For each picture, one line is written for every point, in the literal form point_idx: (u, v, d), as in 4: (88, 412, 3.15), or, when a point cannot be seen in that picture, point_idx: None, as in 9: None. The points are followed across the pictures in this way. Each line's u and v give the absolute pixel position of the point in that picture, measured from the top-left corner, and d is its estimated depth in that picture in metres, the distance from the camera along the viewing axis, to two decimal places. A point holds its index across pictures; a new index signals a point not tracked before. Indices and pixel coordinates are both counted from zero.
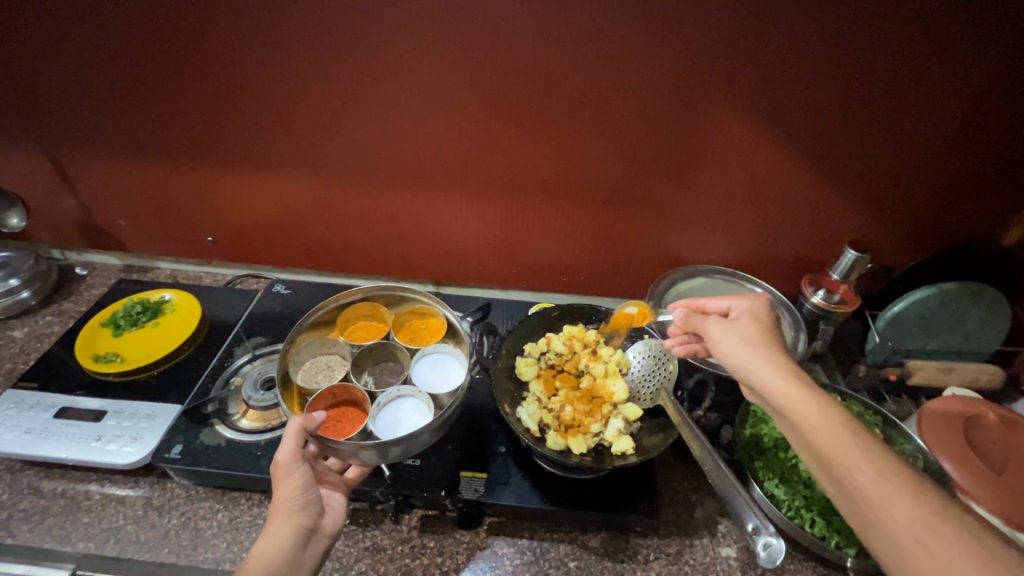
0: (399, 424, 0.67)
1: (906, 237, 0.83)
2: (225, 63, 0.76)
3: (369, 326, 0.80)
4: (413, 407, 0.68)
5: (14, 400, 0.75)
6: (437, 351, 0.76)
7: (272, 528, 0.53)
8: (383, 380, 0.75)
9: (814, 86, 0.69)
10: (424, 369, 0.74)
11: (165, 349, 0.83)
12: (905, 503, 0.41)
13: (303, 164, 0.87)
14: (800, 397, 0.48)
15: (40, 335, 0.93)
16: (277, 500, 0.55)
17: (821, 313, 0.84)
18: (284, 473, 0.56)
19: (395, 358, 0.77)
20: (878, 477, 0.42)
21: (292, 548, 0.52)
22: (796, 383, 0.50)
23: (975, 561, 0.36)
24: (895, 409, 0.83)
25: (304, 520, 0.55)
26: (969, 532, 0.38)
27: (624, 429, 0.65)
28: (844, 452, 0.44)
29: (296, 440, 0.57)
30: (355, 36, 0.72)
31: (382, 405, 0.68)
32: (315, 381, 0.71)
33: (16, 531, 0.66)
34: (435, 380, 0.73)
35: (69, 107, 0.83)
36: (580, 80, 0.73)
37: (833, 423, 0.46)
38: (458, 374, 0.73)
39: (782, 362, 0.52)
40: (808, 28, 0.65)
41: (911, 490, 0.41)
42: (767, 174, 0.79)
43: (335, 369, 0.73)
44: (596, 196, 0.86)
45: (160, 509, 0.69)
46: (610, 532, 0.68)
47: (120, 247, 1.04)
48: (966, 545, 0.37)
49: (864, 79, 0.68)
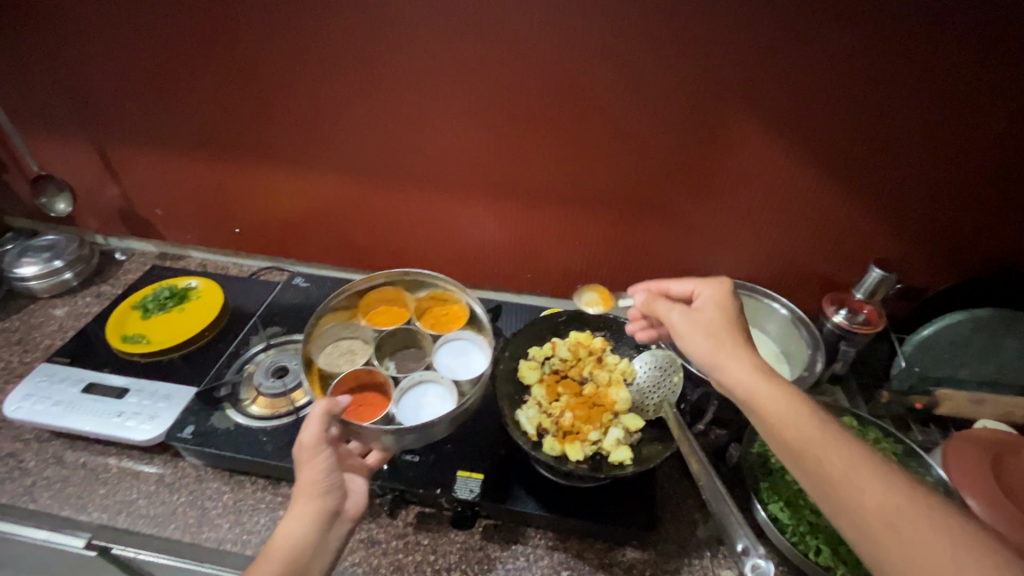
0: (421, 409, 0.67)
1: (939, 258, 0.79)
2: (259, 63, 0.80)
3: (390, 310, 0.81)
4: (435, 393, 0.69)
5: (47, 373, 0.80)
6: (457, 338, 0.77)
7: (297, 509, 0.54)
8: (406, 365, 0.76)
9: (850, 96, 0.66)
10: (446, 354, 0.75)
11: (188, 333, 0.87)
12: (876, 486, 0.42)
13: (327, 161, 0.90)
14: (763, 388, 0.50)
15: (78, 314, 0.98)
16: (301, 482, 0.56)
17: (842, 333, 0.80)
18: (307, 456, 0.56)
19: (417, 342, 0.79)
20: (845, 466, 0.44)
21: (316, 529, 0.53)
22: (759, 374, 0.51)
23: (942, 544, 0.39)
24: (921, 439, 0.77)
25: (328, 502, 0.55)
26: (936, 518, 0.40)
27: (623, 439, 0.63)
28: (810, 441, 0.46)
29: (320, 425, 0.57)
30: (381, 37, 0.73)
31: (404, 389, 0.69)
32: (337, 364, 0.74)
33: (39, 497, 0.70)
34: (456, 367, 0.73)
35: (117, 101, 0.88)
36: (599, 87, 0.73)
37: (797, 413, 0.48)
38: (480, 360, 0.74)
39: (744, 354, 0.53)
40: (841, 35, 0.62)
41: (878, 477, 0.43)
42: (793, 186, 0.77)
43: (357, 354, 0.75)
44: (614, 202, 0.85)
45: (171, 486, 0.72)
46: (607, 543, 0.67)
47: (156, 235, 1.09)
48: (933, 529, 0.39)
49: (905, 89, 0.65)
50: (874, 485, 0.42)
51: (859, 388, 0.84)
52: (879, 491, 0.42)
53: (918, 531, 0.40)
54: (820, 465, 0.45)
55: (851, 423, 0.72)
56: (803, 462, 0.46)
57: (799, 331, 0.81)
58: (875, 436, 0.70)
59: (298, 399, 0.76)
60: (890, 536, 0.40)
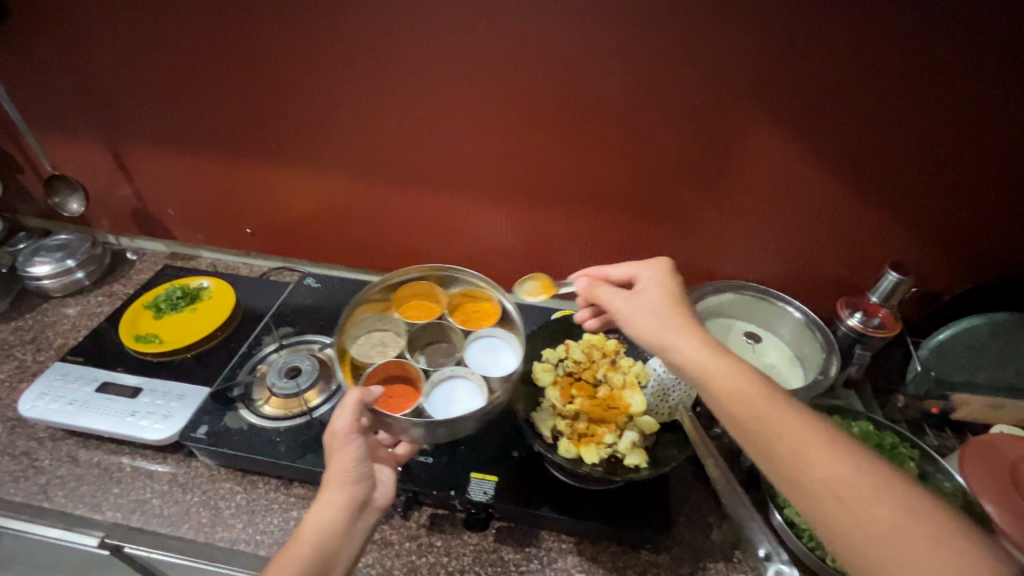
0: (452, 404, 0.67)
1: (956, 262, 0.78)
2: (273, 64, 0.80)
3: (422, 304, 0.81)
4: (465, 389, 0.68)
5: (61, 372, 0.80)
6: (488, 335, 0.76)
7: (327, 497, 0.53)
8: (436, 360, 0.76)
9: (873, 96, 0.66)
10: (477, 351, 0.74)
11: (200, 333, 0.87)
12: (828, 458, 0.43)
13: (339, 161, 0.90)
14: (711, 362, 0.51)
15: (91, 313, 0.99)
16: (331, 470, 0.55)
17: (857, 337, 0.79)
18: (340, 443, 0.56)
19: (448, 338, 0.78)
20: (797, 435, 0.45)
21: (345, 518, 0.53)
22: (704, 348, 0.52)
23: (883, 505, 0.40)
24: (936, 444, 0.77)
25: (357, 492, 0.55)
26: (879, 482, 0.41)
27: (638, 442, 0.63)
28: (761, 413, 0.47)
29: (354, 413, 0.57)
30: (396, 38, 0.73)
31: (433, 383, 0.69)
32: (369, 355, 0.73)
33: (53, 495, 0.70)
34: (484, 364, 0.72)
35: (132, 102, 0.89)
36: (615, 89, 0.73)
37: (747, 386, 0.48)
38: (510, 359, 0.72)
39: (688, 330, 0.55)
40: (863, 36, 0.62)
41: (828, 445, 0.44)
42: (809, 189, 0.76)
43: (389, 346, 0.75)
44: (626, 204, 0.85)
45: (184, 486, 0.72)
46: (621, 547, 0.66)
47: (167, 234, 1.09)
48: (875, 491, 0.41)
49: (930, 89, 0.64)
50: (827, 459, 0.43)
51: (874, 392, 0.84)
52: (832, 465, 0.43)
53: (868, 501, 0.40)
54: (776, 442, 0.45)
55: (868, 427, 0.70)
56: (759, 440, 0.46)
57: (813, 334, 0.81)
58: (892, 441, 0.68)
59: (311, 400, 0.76)
60: (840, 507, 0.41)
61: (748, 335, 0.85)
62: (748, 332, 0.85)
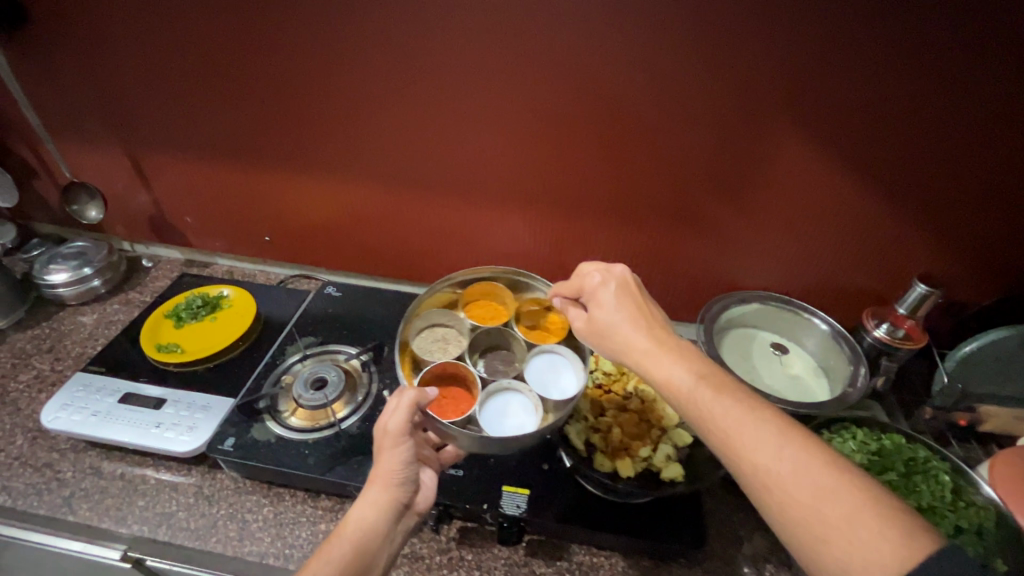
0: (504, 417, 0.65)
1: (982, 274, 0.79)
2: (299, 74, 0.79)
3: (488, 305, 0.79)
4: (520, 404, 0.66)
5: (83, 383, 0.79)
6: (553, 351, 0.71)
7: (371, 495, 0.54)
8: (495, 366, 0.74)
9: (913, 107, 0.66)
10: (538, 366, 0.70)
11: (222, 343, 0.86)
12: (760, 443, 0.42)
13: (362, 171, 0.90)
14: (656, 374, 0.51)
15: (108, 322, 0.98)
16: (379, 468, 0.56)
17: (884, 349, 0.80)
18: (390, 443, 0.56)
19: (509, 345, 0.76)
20: (729, 416, 0.44)
21: (389, 519, 0.54)
22: (646, 359, 0.52)
23: (804, 483, 0.39)
24: (963, 454, 0.78)
25: (401, 495, 0.55)
26: (802, 459, 0.40)
27: (673, 456, 0.64)
28: (699, 403, 0.46)
29: (408, 414, 0.56)
30: (426, 49, 0.73)
31: (489, 393, 0.67)
32: (429, 351, 0.72)
33: (78, 508, 0.69)
34: (544, 381, 0.68)
35: (153, 110, 0.88)
36: (645, 101, 0.73)
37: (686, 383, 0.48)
38: (570, 381, 0.67)
39: (631, 339, 0.54)
40: (902, 49, 0.62)
41: (757, 426, 0.43)
42: (837, 201, 0.76)
43: (450, 344, 0.74)
44: (651, 215, 0.85)
45: (209, 498, 0.71)
46: (653, 560, 0.66)
47: (184, 242, 1.09)
48: (796, 468, 0.40)
49: (969, 101, 0.64)
50: (757, 445, 0.42)
51: (897, 403, 0.84)
52: (761, 450, 0.42)
53: (796, 481, 0.40)
54: (711, 430, 0.45)
55: (898, 440, 0.69)
56: (699, 437, 0.46)
57: (840, 347, 0.81)
58: (923, 455, 0.67)
59: (338, 412, 0.76)
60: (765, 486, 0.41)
61: (774, 345, 0.86)
62: (774, 344, 0.86)
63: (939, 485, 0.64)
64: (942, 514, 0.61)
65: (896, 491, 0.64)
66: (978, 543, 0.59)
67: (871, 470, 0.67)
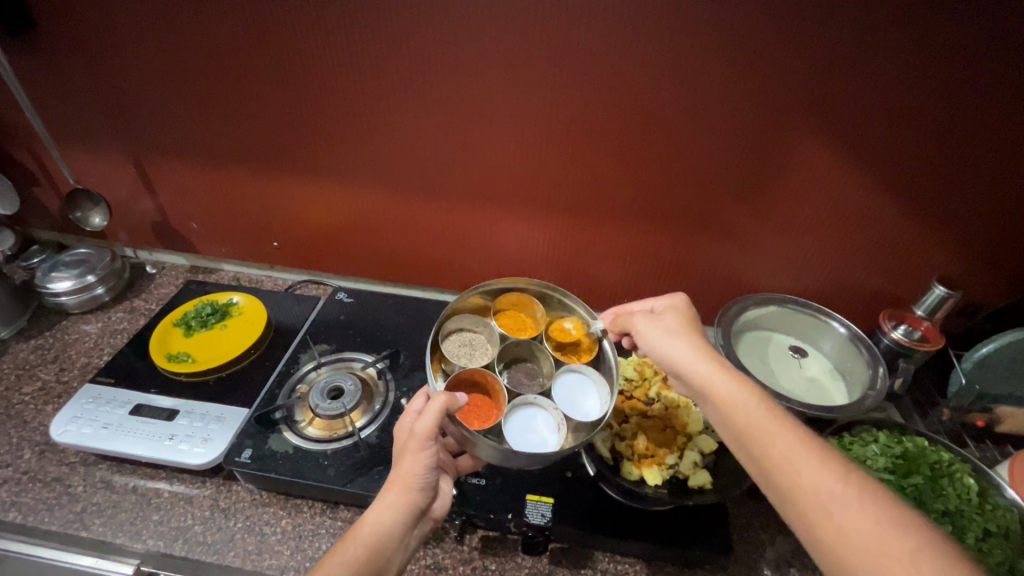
0: (528, 433, 0.64)
1: (998, 276, 0.79)
2: (310, 77, 0.77)
3: (518, 317, 0.79)
4: (544, 421, 0.65)
5: (92, 395, 0.78)
6: (580, 371, 0.71)
7: (389, 497, 0.53)
8: (518, 379, 0.73)
9: (947, 107, 0.65)
10: (565, 384, 0.69)
11: (234, 351, 0.85)
12: (814, 470, 0.43)
13: (373, 176, 0.88)
14: (717, 378, 0.53)
15: (113, 331, 0.96)
16: (399, 470, 0.54)
17: (900, 350, 0.82)
18: (415, 446, 0.55)
19: (535, 359, 0.76)
20: (788, 441, 0.46)
21: (405, 524, 0.53)
22: (713, 364, 0.54)
23: (867, 516, 0.40)
24: (979, 455, 0.79)
25: (420, 500, 0.54)
26: (863, 492, 0.42)
27: (699, 463, 0.65)
28: (755, 422, 0.48)
29: (436, 419, 0.56)
30: (441, 53, 0.72)
31: (515, 406, 0.66)
32: (457, 356, 0.72)
33: (90, 524, 0.68)
34: (570, 400, 0.68)
35: (158, 114, 0.86)
36: (664, 105, 0.72)
37: (747, 402, 0.50)
38: (594, 405, 0.67)
39: (700, 347, 0.57)
40: (935, 49, 0.61)
41: (818, 457, 0.44)
42: (855, 204, 0.76)
43: (477, 352, 0.73)
44: (667, 219, 0.84)
45: (226, 511, 0.70)
46: (677, 566, 0.66)
47: (189, 248, 1.07)
48: (856, 501, 0.41)
49: (1003, 102, 0.63)
50: (811, 472, 0.43)
51: (912, 404, 0.87)
52: (827, 478, 0.43)
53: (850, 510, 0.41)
54: (766, 449, 0.46)
55: (921, 443, 0.69)
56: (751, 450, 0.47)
57: (857, 350, 0.81)
58: (947, 458, 0.67)
59: (356, 421, 0.75)
60: (821, 513, 0.41)
61: (791, 348, 0.87)
62: (791, 347, 0.87)
63: (965, 488, 0.64)
64: (968, 517, 0.62)
65: (922, 494, 0.64)
66: (1005, 545, 0.60)
67: (895, 473, 0.67)
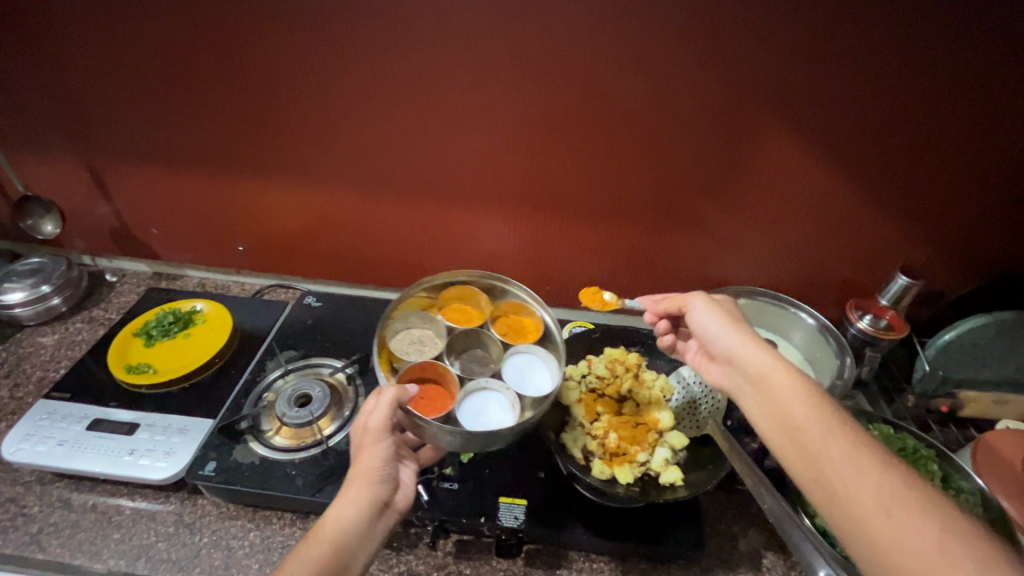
0: (483, 416, 0.65)
1: (955, 264, 0.81)
2: (266, 76, 0.75)
3: (462, 308, 0.77)
4: (497, 402, 0.66)
5: (47, 411, 0.75)
6: (526, 352, 0.72)
7: (350, 494, 0.52)
8: (470, 367, 0.73)
9: (911, 97, 0.65)
10: (515, 366, 0.71)
11: (197, 361, 0.82)
12: (871, 476, 0.44)
13: (338, 176, 0.86)
14: (776, 370, 0.53)
15: (70, 342, 0.92)
16: (357, 466, 0.53)
17: (868, 339, 0.83)
18: (370, 441, 0.54)
19: (484, 346, 0.76)
20: (846, 443, 0.46)
21: (367, 518, 0.51)
22: (774, 358, 0.55)
23: (926, 520, 0.40)
24: (943, 438, 0.81)
25: (381, 493, 0.53)
26: (915, 496, 0.42)
27: (671, 459, 0.65)
28: (812, 419, 0.49)
29: (389, 411, 0.55)
30: (400, 52, 0.70)
31: (468, 391, 0.67)
32: (408, 353, 0.70)
33: (47, 545, 0.65)
34: (519, 379, 0.69)
35: (110, 118, 0.83)
36: (627, 101, 0.71)
37: (805, 396, 0.50)
38: (545, 381, 0.69)
39: (760, 340, 0.57)
40: (891, 42, 0.62)
41: (876, 463, 0.45)
42: (818, 195, 0.77)
43: (427, 345, 0.72)
44: (636, 215, 0.84)
45: (191, 526, 0.68)
46: (651, 563, 0.66)
47: (150, 254, 1.04)
48: (910, 500, 0.42)
49: (949, 95, 0.64)
50: (874, 473, 0.44)
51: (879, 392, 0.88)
52: (881, 481, 0.43)
53: (909, 519, 0.40)
54: (826, 447, 0.46)
55: (887, 430, 0.71)
56: (809, 445, 0.47)
57: (825, 340, 0.82)
58: (912, 445, 0.68)
59: (324, 429, 0.73)
60: (884, 519, 0.41)
61: None
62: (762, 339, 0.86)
63: (929, 474, 0.65)
64: None
65: None
66: None
67: None
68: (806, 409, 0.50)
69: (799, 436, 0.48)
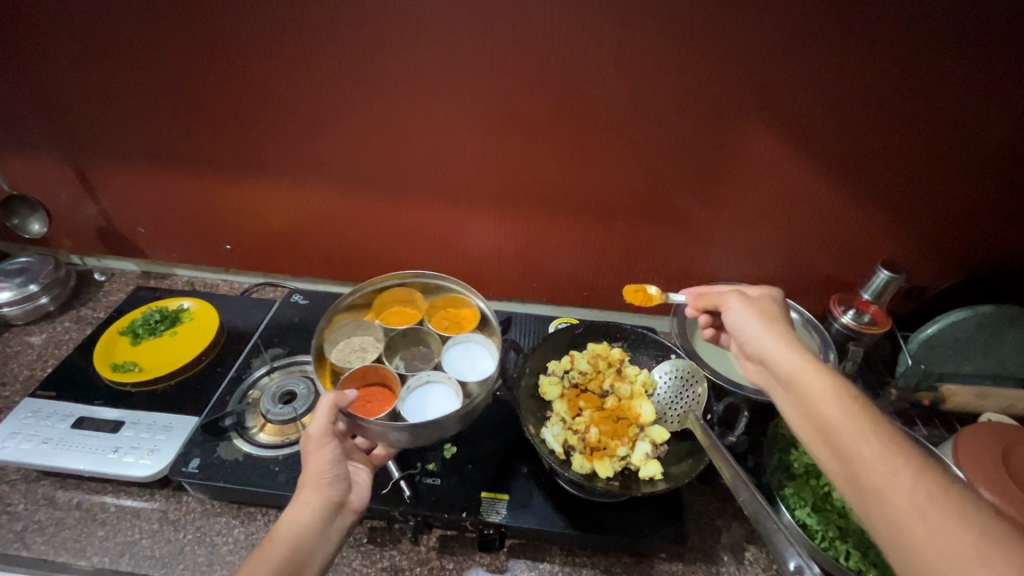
0: (426, 408, 0.66)
1: (937, 258, 0.81)
2: (247, 74, 0.75)
3: (400, 312, 0.79)
4: (440, 394, 0.68)
5: (31, 409, 0.75)
6: (463, 343, 0.75)
7: (304, 498, 0.52)
8: (414, 364, 0.74)
9: (889, 93, 0.66)
10: (455, 357, 0.74)
11: (183, 359, 0.83)
12: (904, 477, 0.41)
13: (322, 174, 0.86)
14: (808, 370, 0.52)
15: (58, 341, 0.93)
16: (307, 471, 0.54)
17: (850, 334, 0.84)
18: (315, 445, 0.55)
19: (426, 342, 0.77)
20: (880, 443, 0.44)
21: (322, 519, 0.52)
22: (805, 357, 0.53)
23: (963, 519, 0.38)
24: (926, 433, 0.81)
25: (334, 494, 0.54)
26: (946, 494, 0.40)
27: (651, 453, 0.66)
28: (843, 419, 0.47)
29: (329, 416, 0.56)
30: (380, 49, 0.70)
31: (411, 387, 0.68)
32: (348, 360, 0.70)
33: (31, 542, 0.65)
34: (460, 371, 0.72)
35: (93, 117, 0.83)
36: (607, 97, 0.71)
37: (837, 395, 0.49)
38: (486, 365, 0.72)
39: (793, 340, 0.56)
40: (864, 37, 0.62)
41: (910, 463, 0.42)
42: (798, 191, 0.77)
43: (368, 350, 0.72)
44: (619, 211, 0.84)
45: (175, 523, 0.68)
46: (633, 557, 0.66)
47: (138, 253, 1.04)
48: (943, 497, 0.40)
49: (921, 89, 0.65)
50: (909, 474, 0.41)
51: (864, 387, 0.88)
52: (916, 481, 0.41)
53: (946, 518, 0.38)
54: (857, 447, 0.44)
55: None
56: (841, 445, 0.46)
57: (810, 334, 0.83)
58: None
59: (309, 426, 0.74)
60: (917, 520, 0.39)
61: None
62: None
63: None
64: None
65: None
66: None
67: None
68: (838, 409, 0.48)
69: (830, 437, 0.47)
